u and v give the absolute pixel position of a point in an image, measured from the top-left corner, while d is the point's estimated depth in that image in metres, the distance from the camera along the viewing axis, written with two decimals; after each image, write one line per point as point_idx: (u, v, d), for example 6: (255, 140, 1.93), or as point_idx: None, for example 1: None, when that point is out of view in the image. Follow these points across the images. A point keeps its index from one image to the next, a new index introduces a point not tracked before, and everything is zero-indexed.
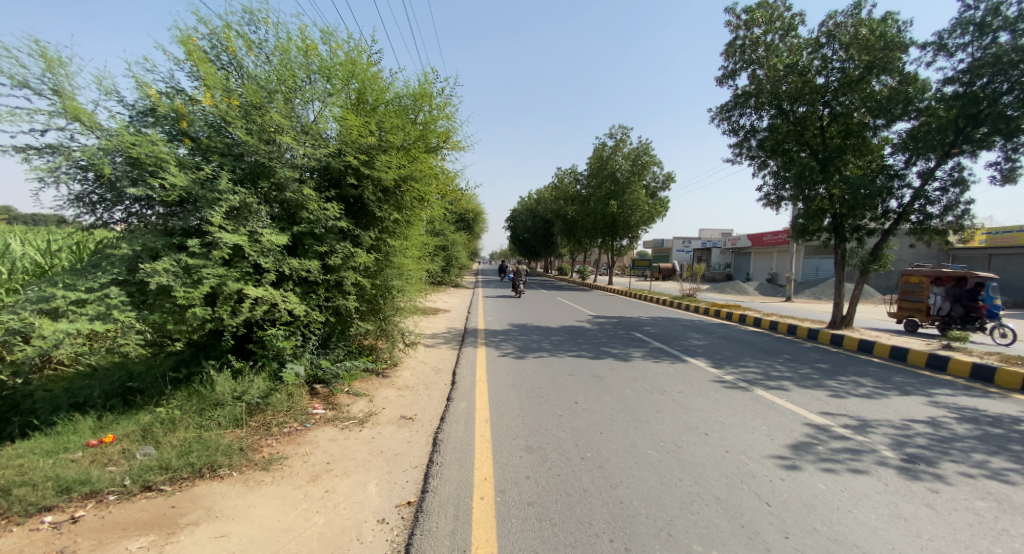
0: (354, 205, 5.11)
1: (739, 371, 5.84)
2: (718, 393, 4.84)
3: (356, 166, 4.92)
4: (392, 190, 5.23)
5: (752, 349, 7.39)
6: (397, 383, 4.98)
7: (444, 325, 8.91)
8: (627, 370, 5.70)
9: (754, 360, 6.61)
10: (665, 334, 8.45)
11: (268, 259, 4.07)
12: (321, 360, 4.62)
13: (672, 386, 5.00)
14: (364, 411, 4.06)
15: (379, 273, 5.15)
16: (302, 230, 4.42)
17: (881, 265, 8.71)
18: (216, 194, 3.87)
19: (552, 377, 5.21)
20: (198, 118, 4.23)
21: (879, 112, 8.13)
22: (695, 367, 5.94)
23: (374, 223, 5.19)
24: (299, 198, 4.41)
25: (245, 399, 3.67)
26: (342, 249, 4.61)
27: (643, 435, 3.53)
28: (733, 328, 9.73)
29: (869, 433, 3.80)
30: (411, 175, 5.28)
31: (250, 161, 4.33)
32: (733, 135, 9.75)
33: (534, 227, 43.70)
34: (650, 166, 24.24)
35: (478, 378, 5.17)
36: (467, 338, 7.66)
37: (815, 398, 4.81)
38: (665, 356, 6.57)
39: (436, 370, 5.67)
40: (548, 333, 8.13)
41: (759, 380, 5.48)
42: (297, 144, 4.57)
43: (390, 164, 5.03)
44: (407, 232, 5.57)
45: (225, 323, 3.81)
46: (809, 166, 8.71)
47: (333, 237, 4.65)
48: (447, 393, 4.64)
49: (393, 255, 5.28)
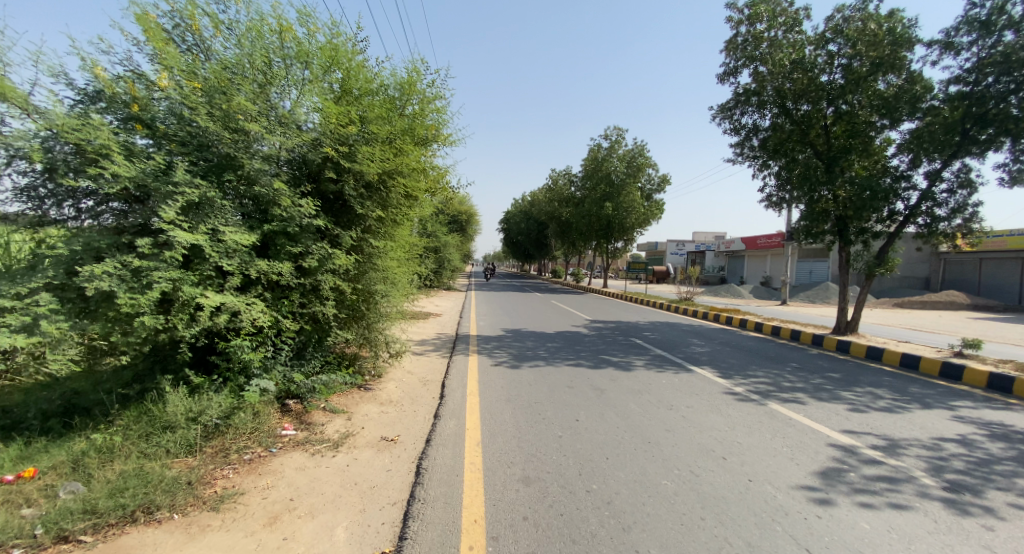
0: (334, 203, 4.68)
1: (749, 382, 5.47)
2: (730, 407, 4.45)
3: (335, 159, 4.50)
4: (374, 186, 4.80)
5: (757, 356, 7.04)
6: (380, 397, 4.53)
7: (434, 332, 8.46)
8: (629, 381, 5.29)
9: (762, 368, 6.25)
10: (667, 341, 8.06)
11: (231, 261, 3.62)
12: (295, 374, 4.17)
13: (680, 400, 4.61)
14: (340, 432, 3.60)
15: (361, 276, 4.73)
16: (274, 229, 3.98)
17: (887, 269, 8.41)
18: (171, 186, 3.43)
19: (550, 390, 4.81)
20: (157, 104, 3.78)
21: (886, 111, 7.80)
22: (701, 378, 5.57)
23: (356, 222, 4.75)
24: (270, 193, 3.99)
25: (202, 421, 3.23)
26: (318, 250, 4.16)
27: (655, 461, 3.13)
28: (736, 334, 9.37)
29: (902, 457, 3.42)
30: (393, 171, 4.86)
31: (215, 151, 3.89)
32: (734, 135, 9.40)
33: (528, 230, 43.33)
34: (644, 169, 24.03)
35: (469, 391, 4.74)
36: (458, 345, 7.22)
37: (833, 413, 4.44)
38: (669, 365, 6.18)
39: (424, 381, 5.22)
40: (544, 340, 7.71)
41: (771, 392, 5.11)
42: (270, 135, 4.12)
43: (371, 157, 4.60)
44: (393, 231, 5.14)
45: (180, 335, 3.36)
46: (814, 166, 8.41)
47: (309, 237, 4.21)
48: (435, 409, 4.21)
49: (376, 256, 4.85)
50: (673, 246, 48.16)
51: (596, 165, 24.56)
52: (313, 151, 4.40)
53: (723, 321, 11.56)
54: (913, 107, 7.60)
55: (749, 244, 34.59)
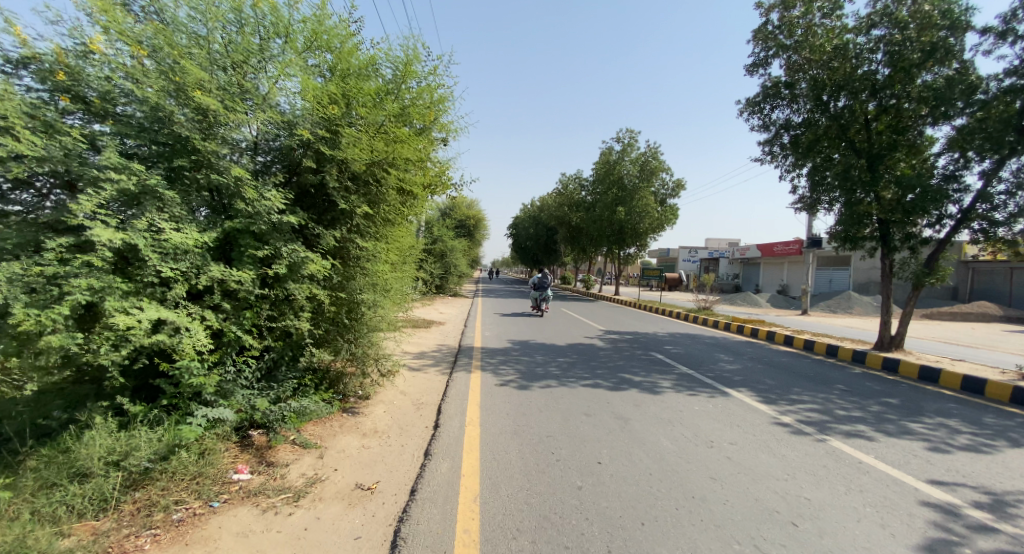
0: (316, 199, 4.05)
1: (796, 410, 4.69)
2: (783, 445, 3.69)
3: (315, 148, 3.89)
4: (362, 178, 4.14)
5: (796, 376, 6.24)
6: (363, 426, 3.83)
7: (435, 343, 7.76)
8: (656, 408, 4.54)
9: (807, 392, 5.46)
10: (692, 357, 7.27)
11: (176, 265, 3.04)
12: (260, 400, 3.50)
13: (719, 433, 3.86)
14: (306, 477, 2.90)
15: (344, 284, 4.07)
16: (236, 226, 3.34)
17: (938, 278, 7.55)
18: (95, 172, 2.88)
19: (564, 418, 4.07)
20: (90, 71, 3.13)
21: (935, 103, 6.91)
22: (739, 404, 4.81)
23: (340, 220, 4.10)
24: (229, 183, 3.36)
25: (125, 466, 2.58)
26: (288, 251, 3.51)
27: (706, 529, 2.39)
28: (765, 349, 8.56)
29: (1021, 523, 2.64)
30: (382, 162, 4.17)
31: (165, 132, 3.25)
32: (764, 132, 8.62)
33: (536, 235, 42.62)
34: (658, 172, 23.30)
35: (469, 419, 4.02)
36: (460, 359, 6.51)
37: (910, 453, 3.65)
38: (699, 387, 5.42)
39: (417, 405, 4.50)
40: (556, 354, 6.98)
41: (826, 423, 4.33)
42: (245, 118, 3.52)
43: (354, 142, 3.93)
44: (385, 231, 4.46)
45: (107, 355, 2.75)
46: (854, 163, 7.64)
47: (280, 236, 3.57)
48: (427, 444, 3.50)
49: (364, 260, 4.18)
50: (685, 253, 47.24)
51: (607, 169, 23.87)
52: (286, 138, 3.79)
53: (747, 333, 10.75)
54: (967, 98, 6.78)
55: (764, 251, 33.59)
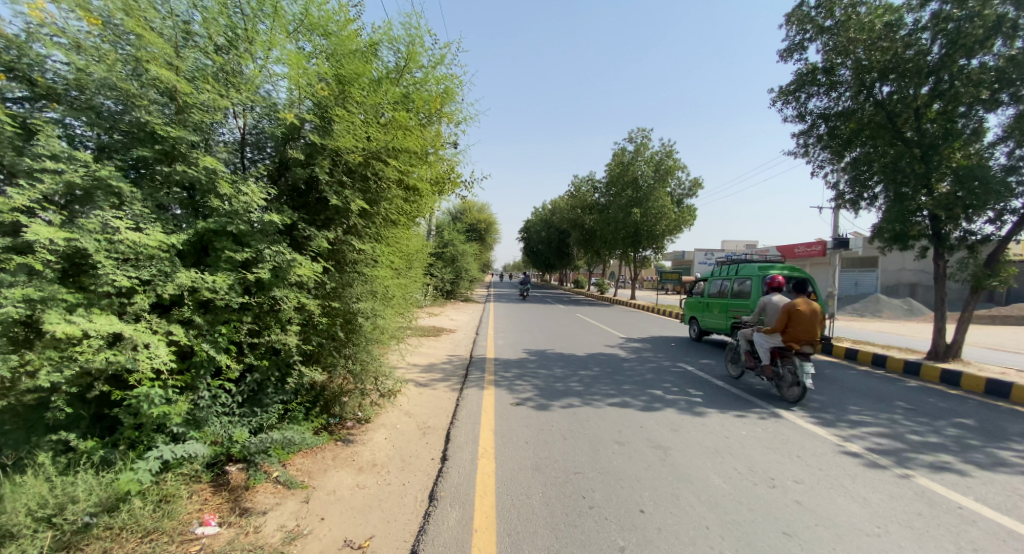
0: (308, 197, 3.57)
1: (862, 436, 4.04)
2: (859, 484, 3.06)
3: (307, 138, 3.44)
4: (358, 171, 3.63)
5: (848, 392, 5.57)
6: (360, 459, 3.28)
7: (445, 354, 7.24)
8: (698, 434, 3.93)
9: (866, 411, 4.80)
10: (726, 370, 6.61)
11: (134, 273, 2.54)
12: (237, 432, 2.96)
13: (779, 468, 3.23)
14: (284, 532, 2.35)
15: (339, 292, 3.54)
16: (210, 226, 2.85)
17: (999, 280, 6.82)
18: (37, 162, 2.43)
19: (592, 449, 3.48)
20: (35, 45, 2.66)
21: (997, 86, 6.32)
22: (793, 428, 4.17)
23: (337, 220, 3.59)
24: (200, 175, 2.86)
25: (58, 523, 2.07)
26: (271, 254, 2.98)
27: None
28: (804, 359, 7.86)
29: None
30: (381, 152, 3.65)
31: (128, 121, 2.81)
32: (800, 122, 7.95)
33: (548, 238, 42.01)
34: (674, 172, 22.60)
35: (482, 448, 3.46)
36: (473, 373, 5.97)
37: (1020, 494, 2.98)
38: (741, 406, 4.79)
39: (423, 429, 3.95)
40: (577, 367, 6.39)
41: (902, 453, 3.67)
42: (222, 98, 3.01)
43: (345, 128, 3.40)
44: (385, 233, 3.95)
45: (44, 383, 2.25)
46: (905, 153, 6.95)
47: (264, 237, 3.05)
48: (432, 484, 2.94)
49: (362, 263, 3.65)
50: (701, 255, 46.21)
51: (622, 169, 23.19)
52: (271, 126, 3.32)
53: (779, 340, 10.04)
54: None
55: (785, 253, 32.56)
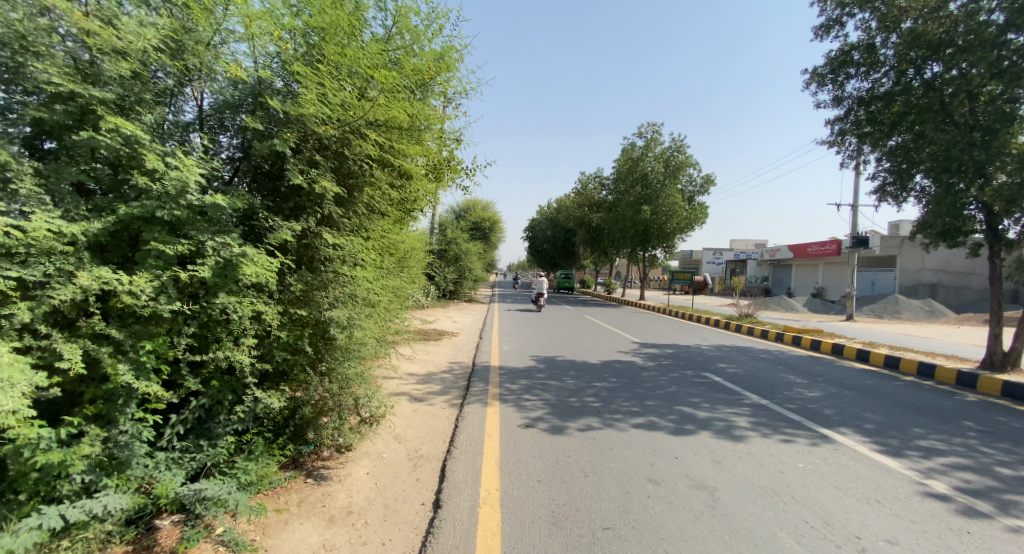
0: (272, 181, 2.92)
1: (943, 471, 3.33)
2: (970, 545, 2.36)
3: (266, 107, 2.79)
4: (333, 148, 2.95)
5: (906, 410, 4.84)
6: (332, 507, 2.61)
7: (446, 361, 6.58)
8: (747, 469, 3.24)
9: (936, 436, 4.07)
10: (758, 381, 5.90)
11: (20, 272, 1.90)
12: (167, 479, 2.30)
13: (863, 523, 2.53)
14: None
15: (308, 296, 2.87)
16: (135, 212, 2.20)
17: None
18: None
19: (623, 493, 2.80)
20: None
21: None
22: (858, 461, 3.47)
23: (308, 208, 2.93)
24: (115, 143, 2.19)
25: None
26: (211, 246, 2.31)
27: None
28: (840, 367, 7.13)
29: None
30: (360, 126, 2.98)
31: (30, 77, 2.19)
32: (837, 106, 7.24)
33: (554, 237, 41.34)
34: (685, 168, 21.83)
35: (486, 491, 2.79)
36: (475, 384, 5.31)
37: None
38: (788, 430, 4.09)
39: (415, 462, 3.28)
40: (591, 378, 5.71)
41: (1003, 496, 2.96)
42: (160, 53, 2.43)
43: (308, 91, 2.73)
44: (370, 225, 3.28)
45: None
46: (959, 138, 6.23)
47: (207, 227, 2.39)
48: (420, 546, 2.27)
49: (337, 261, 2.97)
50: (711, 255, 45.38)
51: (631, 165, 22.43)
52: (220, 89, 2.68)
53: (805, 345, 9.32)
54: None
55: (797, 252, 31.68)
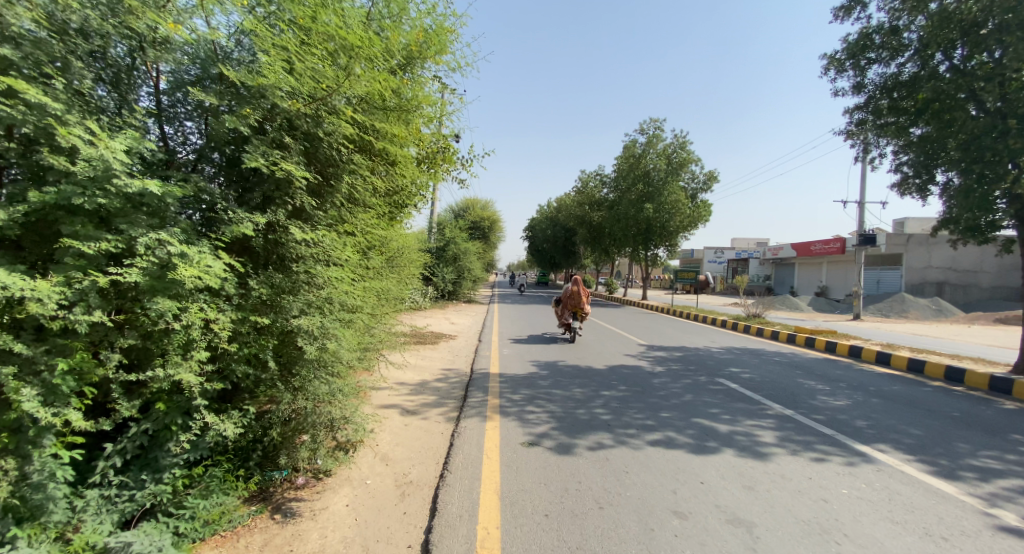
0: (232, 165, 2.49)
1: (1010, 497, 2.91)
2: None
3: (227, 79, 2.40)
4: (304, 128, 2.51)
5: (946, 422, 4.42)
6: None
7: (442, 368, 6.14)
8: (784, 496, 2.81)
9: (988, 453, 3.64)
10: (778, 389, 5.47)
11: None
12: (92, 527, 1.93)
13: None
14: None
15: (274, 302, 2.46)
16: (50, 201, 1.81)
17: None
18: None
19: (644, 531, 2.36)
20: None
21: None
22: (908, 485, 3.05)
23: (275, 199, 2.51)
24: (20, 118, 1.81)
25: None
26: (141, 242, 1.89)
27: None
28: (862, 372, 6.71)
29: None
30: (337, 102, 2.54)
31: None
32: (857, 94, 6.84)
33: (554, 236, 40.97)
34: (688, 165, 21.40)
35: (483, 530, 2.37)
36: (472, 394, 4.88)
37: None
38: (822, 447, 3.66)
39: (402, 490, 2.85)
40: (599, 386, 5.28)
41: None
42: (91, 14, 2.06)
43: (270, 58, 2.30)
44: (351, 219, 2.87)
45: None
46: (991, 126, 5.84)
47: (141, 218, 1.97)
48: None
49: (308, 261, 2.55)
50: (712, 254, 44.98)
51: (633, 161, 21.96)
52: (155, 54, 2.23)
53: (819, 347, 8.90)
54: None
55: (800, 251, 31.25)
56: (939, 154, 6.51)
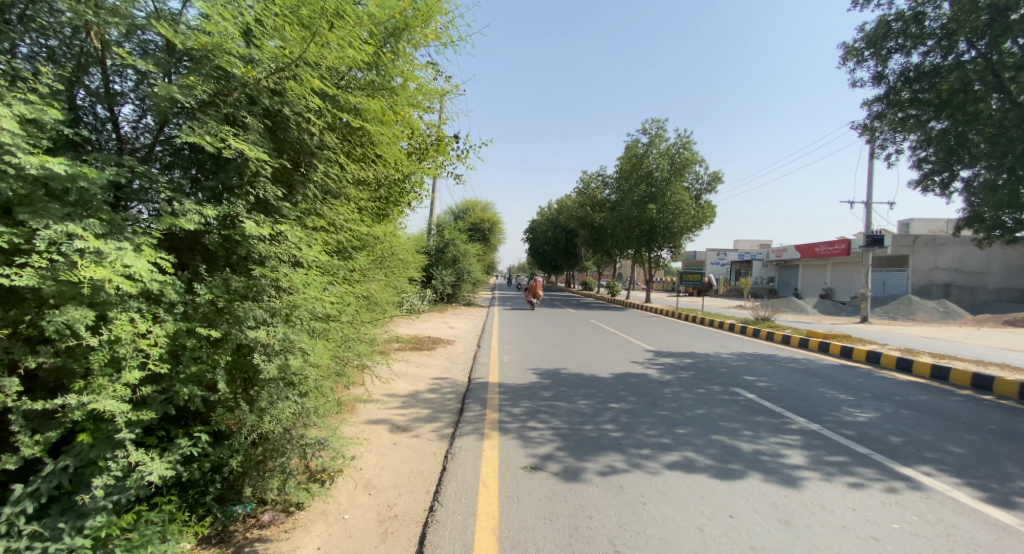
0: (184, 149, 2.15)
1: None
2: None
3: (174, 48, 2.04)
4: (265, 105, 2.14)
5: (989, 438, 4.01)
6: None
7: (438, 377, 5.74)
8: (826, 533, 2.41)
9: None
10: (799, 400, 5.07)
11: None
12: None
13: None
14: None
15: (229, 309, 2.10)
16: None
17: None
18: None
19: None
20: None
21: None
22: (965, 517, 2.65)
23: (233, 188, 2.16)
24: None
25: None
26: (42, 236, 1.52)
27: None
28: (884, 380, 6.31)
29: None
30: (305, 72, 2.15)
31: None
32: (877, 85, 6.48)
33: (555, 238, 40.62)
34: (691, 165, 21.01)
35: None
36: (468, 408, 4.49)
37: None
38: (859, 470, 3.26)
39: (385, 527, 2.46)
40: (606, 398, 4.88)
41: None
42: None
43: (214, 20, 1.94)
44: (325, 212, 2.50)
45: None
46: None
47: (52, 207, 1.62)
48: None
49: (271, 260, 2.18)
50: (714, 256, 44.61)
51: (635, 161, 21.61)
52: (72, 7, 1.80)
53: (835, 352, 8.50)
54: None
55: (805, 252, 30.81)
56: (965, 148, 6.16)
